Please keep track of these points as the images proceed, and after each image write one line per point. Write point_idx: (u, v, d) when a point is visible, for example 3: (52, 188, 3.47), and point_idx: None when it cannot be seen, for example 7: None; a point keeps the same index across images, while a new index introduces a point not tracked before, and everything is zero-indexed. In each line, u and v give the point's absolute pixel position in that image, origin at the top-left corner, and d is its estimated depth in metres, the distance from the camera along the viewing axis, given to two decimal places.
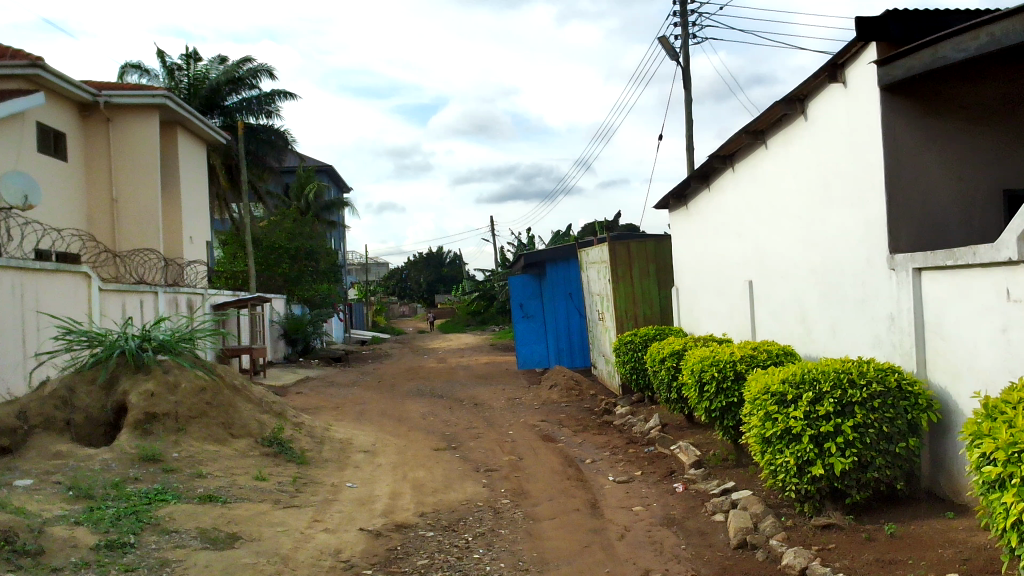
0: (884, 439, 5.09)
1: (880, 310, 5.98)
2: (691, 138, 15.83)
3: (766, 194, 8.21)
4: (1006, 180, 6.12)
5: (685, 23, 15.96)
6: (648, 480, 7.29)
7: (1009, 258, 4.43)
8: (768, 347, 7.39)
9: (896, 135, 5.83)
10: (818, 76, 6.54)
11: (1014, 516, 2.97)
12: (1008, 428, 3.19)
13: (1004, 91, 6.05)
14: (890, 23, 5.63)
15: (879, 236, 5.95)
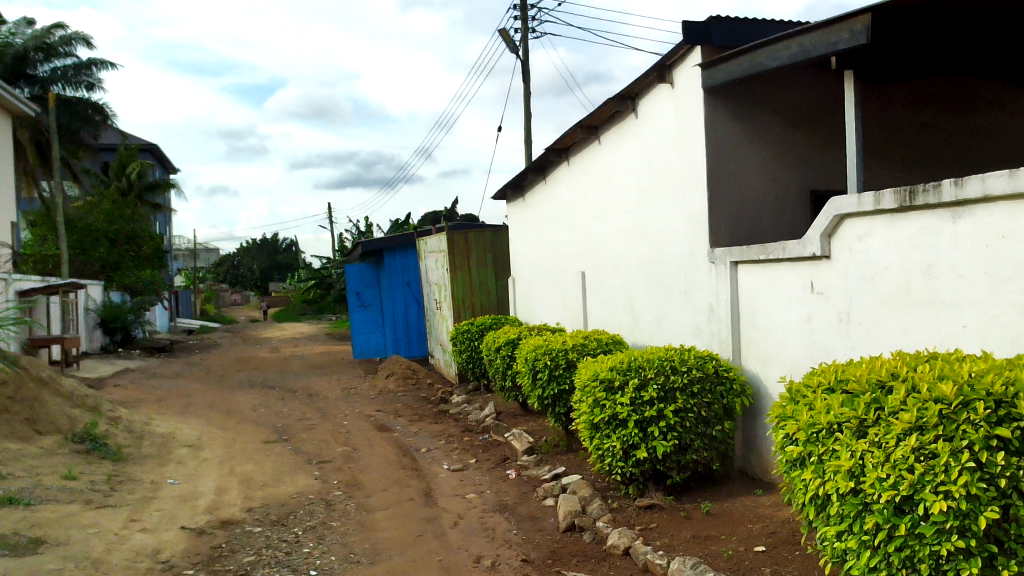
0: (702, 423, 5.41)
1: (700, 300, 6.33)
2: (529, 130, 16.09)
3: (599, 188, 8.46)
4: (817, 183, 6.57)
5: (525, 16, 16.18)
6: (482, 467, 7.37)
7: (814, 253, 4.79)
8: (598, 335, 7.65)
9: (717, 135, 6.17)
10: (648, 76, 6.80)
11: (812, 492, 3.22)
12: (807, 411, 3.45)
13: (815, 98, 6.51)
14: (713, 29, 5.96)
15: (700, 231, 6.29)
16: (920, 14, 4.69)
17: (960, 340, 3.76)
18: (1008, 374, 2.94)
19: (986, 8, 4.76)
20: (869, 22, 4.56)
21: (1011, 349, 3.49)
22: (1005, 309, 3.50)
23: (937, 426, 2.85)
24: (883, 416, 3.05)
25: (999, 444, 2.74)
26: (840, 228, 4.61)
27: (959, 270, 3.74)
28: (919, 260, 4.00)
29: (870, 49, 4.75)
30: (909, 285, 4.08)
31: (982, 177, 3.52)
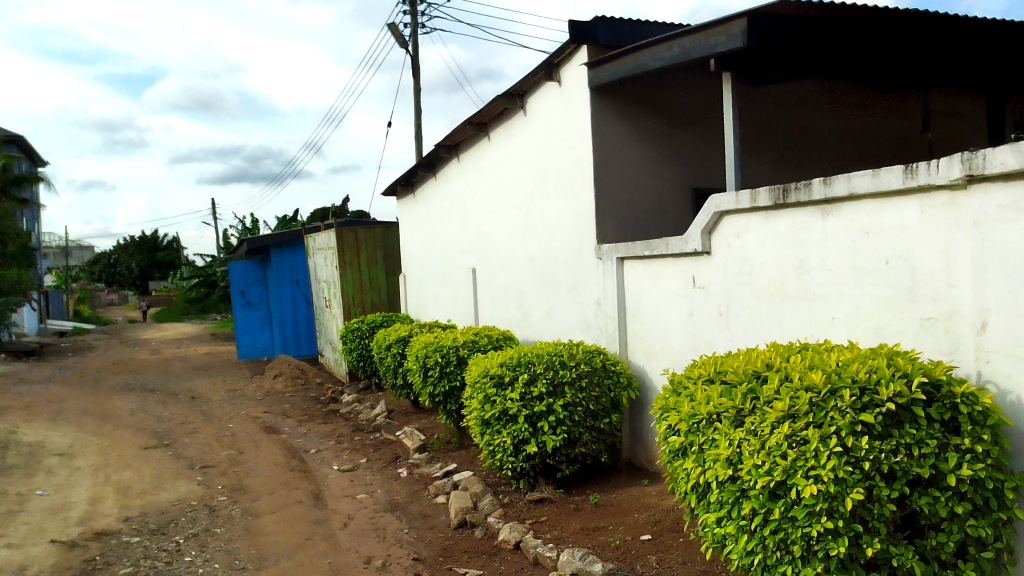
0: (590, 416, 5.52)
1: (588, 295, 6.44)
2: (419, 126, 16.00)
3: (489, 185, 8.49)
4: (698, 181, 6.79)
5: (414, 11, 16.05)
6: (373, 466, 7.28)
7: (695, 249, 4.94)
8: (489, 332, 7.67)
9: (604, 133, 6.29)
10: (536, 74, 6.86)
11: (693, 480, 3.31)
12: (688, 402, 3.56)
13: (696, 98, 6.73)
14: (599, 30, 6.06)
15: (588, 227, 6.40)
16: (792, 21, 4.91)
17: (829, 331, 3.96)
18: (871, 363, 3.12)
19: (852, 17, 5.03)
20: (745, 26, 4.75)
21: (874, 340, 3.69)
22: (869, 301, 3.70)
23: (808, 413, 3.00)
24: (758, 405, 3.18)
25: (863, 428, 2.91)
26: (719, 224, 4.77)
27: (829, 265, 3.93)
28: (791, 255, 4.19)
29: (746, 53, 4.95)
30: (783, 279, 4.26)
31: (847, 176, 3.70)
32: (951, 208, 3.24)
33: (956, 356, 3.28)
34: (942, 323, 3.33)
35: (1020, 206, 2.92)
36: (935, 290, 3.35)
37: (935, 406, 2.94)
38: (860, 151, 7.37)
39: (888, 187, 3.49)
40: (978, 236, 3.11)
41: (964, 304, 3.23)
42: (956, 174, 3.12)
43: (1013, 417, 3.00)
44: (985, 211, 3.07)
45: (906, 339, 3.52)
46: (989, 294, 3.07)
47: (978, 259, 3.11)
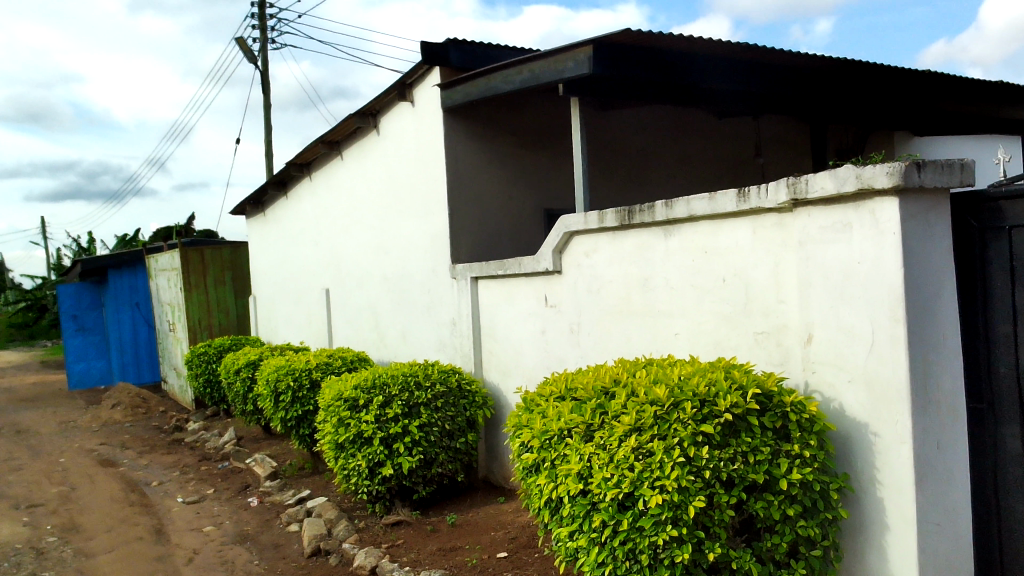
0: (446, 436, 5.52)
1: (443, 315, 6.45)
2: (270, 144, 15.58)
3: (342, 204, 8.36)
4: (549, 202, 6.96)
5: (264, 26, 15.65)
6: (221, 497, 6.97)
7: (546, 268, 5.05)
8: (343, 353, 7.53)
9: (457, 154, 6.34)
10: (389, 94, 6.84)
11: (547, 495, 3.36)
12: (540, 418, 3.62)
13: (547, 122, 6.91)
14: (451, 51, 6.12)
15: (442, 247, 6.42)
16: (634, 50, 5.13)
17: (673, 346, 4.14)
18: (710, 376, 3.29)
19: (689, 48, 5.31)
20: (591, 54, 4.93)
21: (714, 354, 3.89)
22: (708, 317, 3.90)
23: (653, 426, 3.12)
24: (607, 420, 3.28)
25: (704, 439, 3.06)
26: (569, 244, 4.89)
27: (672, 283, 4.11)
28: (637, 274, 4.36)
29: (592, 79, 5.13)
30: (629, 297, 4.42)
31: (687, 199, 3.89)
32: (780, 229, 3.47)
33: (786, 367, 3.50)
34: (773, 337, 3.55)
35: (838, 228, 3.16)
36: (767, 306, 3.57)
37: (767, 415, 3.14)
38: (701, 175, 7.77)
39: (723, 210, 3.69)
40: (803, 255, 3.34)
41: (792, 319, 3.46)
42: (782, 197, 3.34)
43: (836, 422, 3.24)
44: (809, 232, 3.30)
45: (742, 353, 3.73)
46: (814, 309, 3.30)
47: (804, 277, 3.34)
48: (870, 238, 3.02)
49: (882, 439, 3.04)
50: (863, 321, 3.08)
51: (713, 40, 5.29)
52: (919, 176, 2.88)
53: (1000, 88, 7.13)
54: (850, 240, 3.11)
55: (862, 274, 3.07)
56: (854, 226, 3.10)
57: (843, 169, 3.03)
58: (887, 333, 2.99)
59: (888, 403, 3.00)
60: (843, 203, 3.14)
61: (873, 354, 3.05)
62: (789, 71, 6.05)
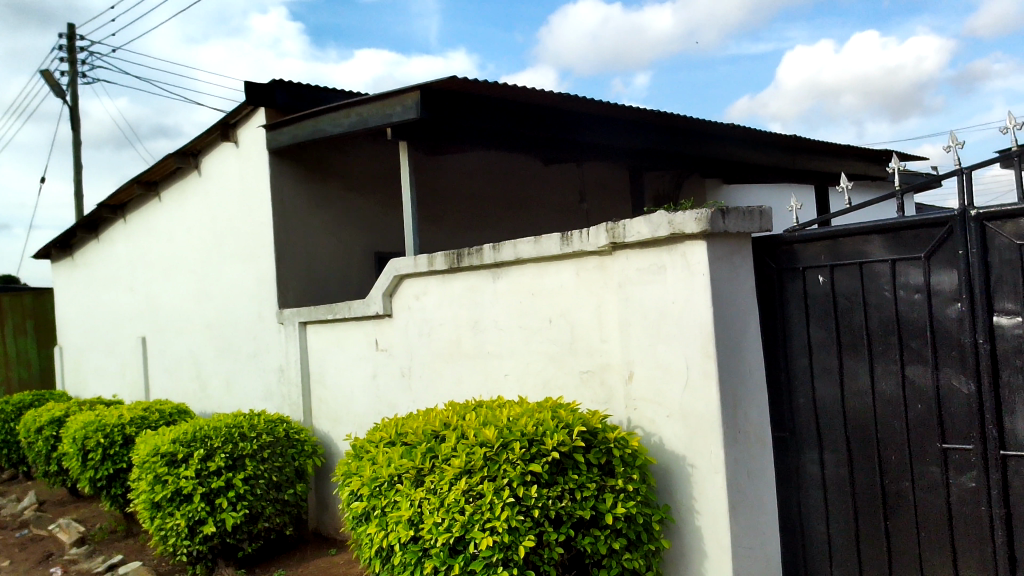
0: (273, 489, 5.31)
1: (269, 362, 6.23)
2: (79, 184, 14.59)
3: (160, 248, 7.94)
4: (379, 244, 6.93)
5: (73, 59, 14.73)
6: (18, 569, 6.33)
7: (376, 312, 5.00)
8: (161, 406, 7.09)
9: (284, 196, 6.20)
10: (211, 134, 6.61)
11: (377, 544, 3.29)
12: (370, 465, 3.55)
13: (376, 165, 6.90)
14: (277, 92, 6.01)
15: (268, 292, 6.22)
16: (461, 97, 5.22)
17: (502, 387, 4.19)
18: (538, 416, 3.34)
19: (514, 97, 5.47)
20: (419, 99, 4.98)
21: (542, 393, 3.98)
22: (535, 357, 3.99)
23: (483, 467, 3.14)
24: (437, 464, 3.27)
25: (532, 478, 3.11)
26: (399, 287, 4.88)
27: (500, 325, 4.18)
28: (466, 316, 4.40)
29: (419, 124, 5.17)
30: (459, 339, 4.45)
31: (513, 243, 3.98)
32: (601, 271, 3.61)
33: (609, 405, 3.63)
34: (597, 375, 3.68)
35: (654, 270, 3.34)
36: (591, 345, 3.69)
37: (593, 452, 3.23)
38: (529, 218, 7.99)
39: (548, 253, 3.80)
40: (622, 296, 3.49)
41: (614, 357, 3.60)
42: (602, 241, 3.49)
43: (657, 455, 3.38)
44: (627, 274, 3.46)
45: (568, 392, 3.83)
46: (634, 348, 3.45)
47: (623, 317, 3.49)
48: (683, 279, 3.21)
49: (699, 470, 3.20)
50: (678, 358, 3.26)
51: (537, 90, 5.48)
52: (724, 222, 3.11)
53: (794, 141, 7.83)
54: (665, 281, 3.29)
55: (676, 313, 3.24)
56: (667, 268, 3.28)
57: (657, 215, 3.21)
58: (699, 369, 3.17)
59: (703, 435, 3.17)
60: (657, 247, 3.32)
61: (688, 389, 3.22)
62: (608, 121, 6.36)
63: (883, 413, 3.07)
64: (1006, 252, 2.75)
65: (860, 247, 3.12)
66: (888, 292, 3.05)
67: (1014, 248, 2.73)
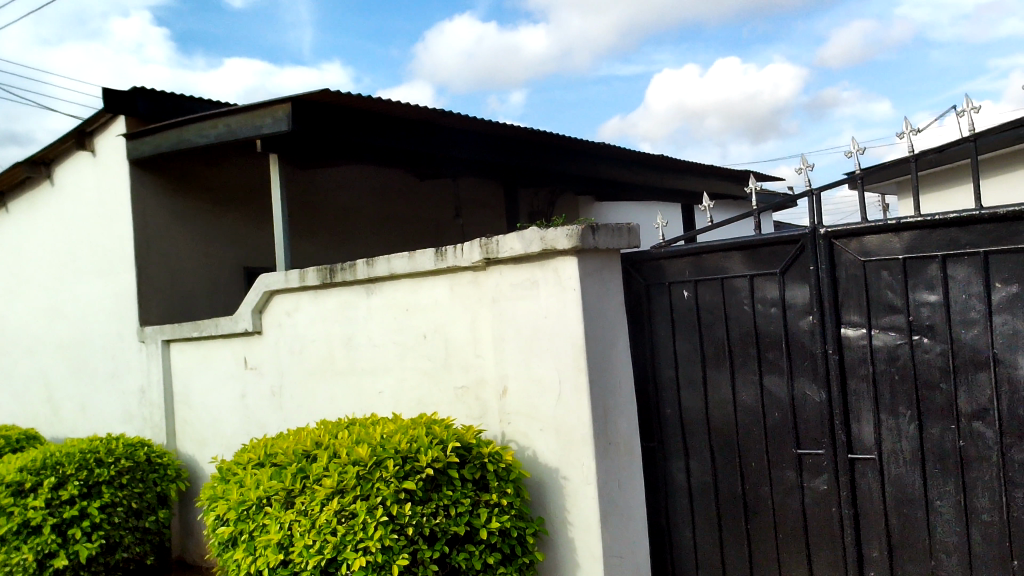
0: (132, 516, 5.06)
1: (129, 383, 5.92)
2: None
3: (5, 263, 7.42)
4: (248, 259, 6.73)
5: None
6: None
7: (245, 329, 4.85)
8: (6, 432, 6.61)
9: (146, 209, 5.92)
10: (65, 142, 6.24)
11: (245, 570, 3.19)
12: (237, 488, 3.44)
13: (246, 178, 6.71)
14: (138, 101, 5.75)
15: (127, 309, 5.92)
16: (334, 110, 5.14)
17: (376, 404, 4.14)
18: (412, 432, 3.31)
19: (389, 112, 5.43)
20: (290, 112, 4.87)
21: (416, 410, 3.95)
22: (410, 373, 3.96)
23: (356, 486, 3.09)
24: (308, 484, 3.20)
25: (406, 496, 3.07)
26: (269, 304, 4.74)
27: (373, 341, 4.13)
28: (339, 332, 4.32)
29: (291, 137, 5.06)
30: (332, 356, 4.37)
31: (387, 258, 3.95)
32: (475, 287, 3.63)
33: (484, 420, 3.64)
34: (472, 391, 3.69)
35: (526, 285, 3.38)
36: (465, 360, 3.70)
37: (467, 467, 3.22)
38: (404, 234, 7.94)
39: (422, 268, 3.79)
40: (496, 311, 3.52)
41: (488, 372, 3.61)
42: (476, 256, 3.51)
43: (531, 469, 3.42)
44: (500, 289, 3.49)
45: (443, 408, 3.82)
46: (508, 362, 3.49)
47: (497, 332, 3.52)
48: (554, 294, 3.27)
49: (571, 481, 3.25)
50: (550, 372, 3.31)
51: (412, 106, 5.46)
52: (594, 238, 3.19)
53: (661, 160, 8.12)
54: (538, 296, 3.34)
55: (548, 328, 3.30)
56: (540, 283, 3.33)
57: (529, 231, 3.25)
58: (571, 383, 3.23)
59: (575, 448, 3.22)
60: (529, 262, 3.36)
61: (560, 403, 3.27)
62: (484, 137, 6.40)
63: (744, 422, 3.22)
64: (852, 268, 2.94)
65: (721, 263, 3.27)
66: (747, 306, 3.20)
67: (859, 263, 2.92)
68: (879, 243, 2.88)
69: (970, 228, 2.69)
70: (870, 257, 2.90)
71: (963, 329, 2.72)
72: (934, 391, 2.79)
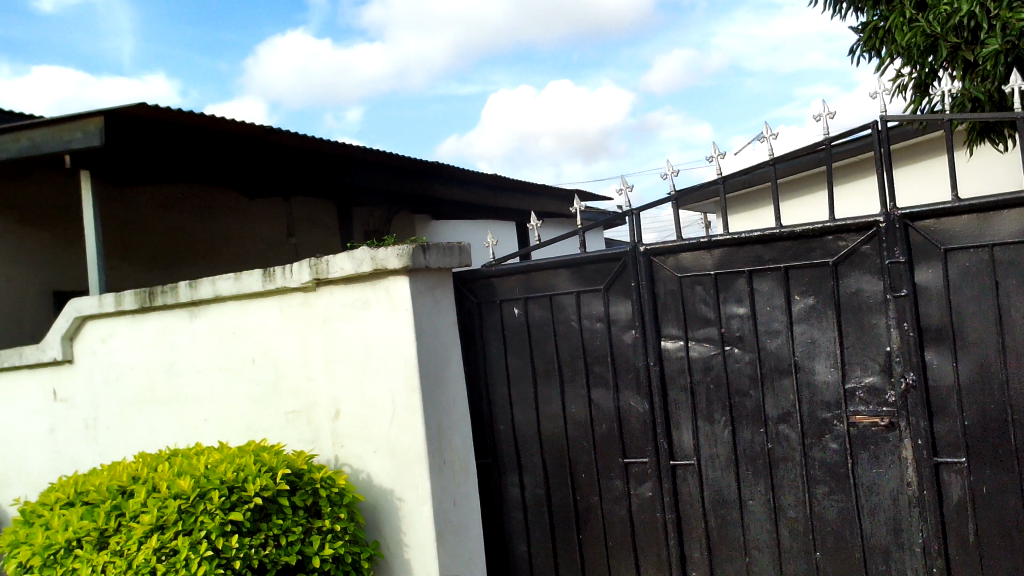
0: None
1: None
2: None
3: None
4: (58, 282, 6.26)
5: None
6: None
7: (54, 358, 4.46)
8: None
9: None
10: None
11: None
12: (43, 531, 3.18)
13: (53, 195, 6.24)
14: None
15: None
16: (153, 125, 4.88)
17: (202, 433, 3.96)
18: (238, 461, 3.19)
19: (214, 128, 5.22)
20: (102, 125, 4.57)
21: (245, 437, 3.81)
22: (238, 399, 3.81)
23: (177, 521, 2.93)
24: (123, 522, 3.01)
25: (233, 527, 2.95)
26: (80, 330, 4.42)
27: (198, 367, 3.95)
28: (160, 359, 4.10)
29: (104, 152, 4.75)
30: (152, 385, 4.14)
31: (212, 280, 3.80)
32: (304, 307, 3.54)
33: (316, 444, 3.56)
34: (304, 415, 3.59)
35: (357, 305, 3.34)
36: (296, 384, 3.60)
37: (298, 494, 3.13)
38: (231, 254, 7.63)
39: (249, 290, 3.67)
40: (327, 333, 3.45)
41: (319, 396, 3.54)
42: (305, 277, 3.43)
43: (365, 492, 3.37)
44: (331, 310, 3.43)
45: (273, 434, 3.70)
46: (340, 385, 3.43)
47: (328, 353, 3.45)
48: (386, 315, 3.24)
49: (406, 502, 3.23)
50: (383, 393, 3.28)
51: (239, 122, 5.28)
52: (424, 258, 3.20)
53: (494, 180, 8.25)
54: (369, 317, 3.30)
55: (381, 348, 3.27)
56: (371, 303, 3.30)
57: (359, 251, 3.21)
58: (404, 403, 3.21)
59: (409, 468, 3.21)
60: (360, 283, 3.32)
61: (393, 424, 3.25)
62: (316, 157, 6.26)
63: (574, 434, 3.33)
64: (669, 283, 3.10)
65: (549, 281, 3.36)
66: (574, 322, 3.31)
67: (675, 279, 3.08)
68: (693, 260, 3.05)
69: (772, 245, 2.90)
70: (685, 273, 3.07)
71: (768, 338, 2.93)
72: (744, 397, 2.98)
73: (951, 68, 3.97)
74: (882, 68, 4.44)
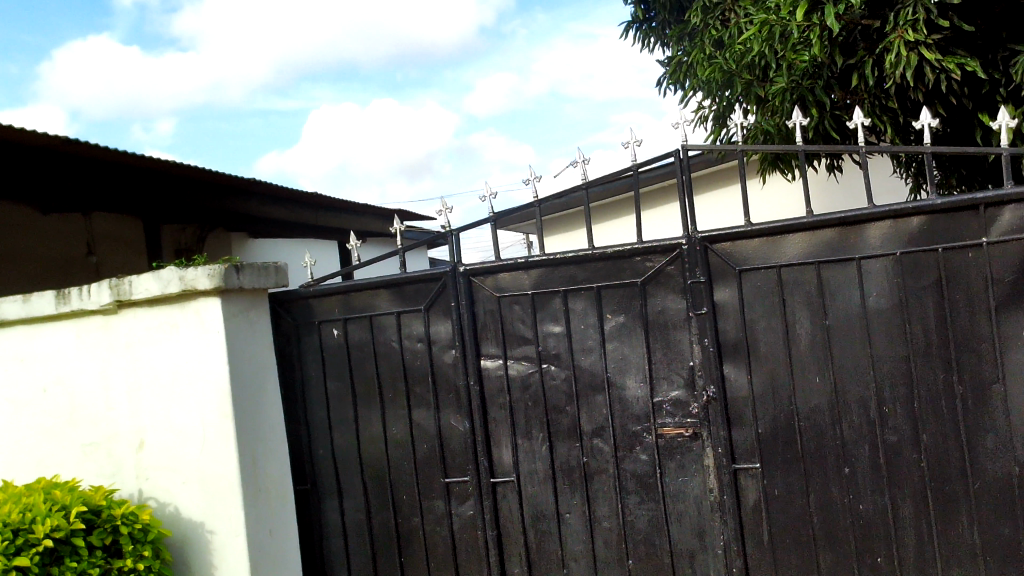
0: None
1: None
2: None
3: None
4: None
5: None
6: None
7: None
8: None
9: None
10: None
11: None
12: None
13: None
14: None
15: None
16: None
17: None
18: (25, 501, 2.91)
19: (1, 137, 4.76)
20: None
21: (35, 474, 3.49)
22: (26, 432, 3.49)
23: None
24: None
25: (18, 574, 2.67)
26: None
27: None
28: None
29: None
30: None
31: None
32: (102, 331, 3.30)
33: (116, 478, 3.32)
34: (102, 447, 3.34)
35: (164, 328, 3.16)
36: (93, 414, 3.35)
37: (94, 533, 2.90)
38: (20, 273, 6.92)
39: (39, 313, 3.37)
40: (129, 358, 3.24)
41: (120, 425, 3.30)
42: (105, 298, 3.20)
43: (172, 527, 3.18)
44: (134, 333, 3.22)
45: (67, 469, 3.42)
46: (145, 414, 3.22)
47: (131, 379, 3.24)
48: (195, 337, 3.08)
49: (218, 535, 3.07)
50: (192, 420, 3.11)
51: (35, 132, 4.85)
52: (237, 277, 3.08)
53: (314, 198, 8.06)
54: (177, 340, 3.13)
55: (190, 373, 3.10)
56: (179, 325, 3.12)
57: (166, 271, 3.04)
58: (215, 429, 3.06)
59: (221, 498, 3.06)
60: (167, 304, 3.14)
61: (203, 452, 3.09)
62: (119, 171, 5.87)
63: (395, 455, 3.30)
64: (488, 303, 3.15)
65: (369, 301, 3.32)
66: (394, 343, 3.29)
67: (494, 299, 3.14)
68: (511, 280, 3.12)
69: (585, 265, 3.02)
70: (503, 292, 3.13)
71: (582, 356, 3.04)
72: (560, 413, 3.07)
73: (745, 102, 4.29)
74: (686, 100, 4.75)
